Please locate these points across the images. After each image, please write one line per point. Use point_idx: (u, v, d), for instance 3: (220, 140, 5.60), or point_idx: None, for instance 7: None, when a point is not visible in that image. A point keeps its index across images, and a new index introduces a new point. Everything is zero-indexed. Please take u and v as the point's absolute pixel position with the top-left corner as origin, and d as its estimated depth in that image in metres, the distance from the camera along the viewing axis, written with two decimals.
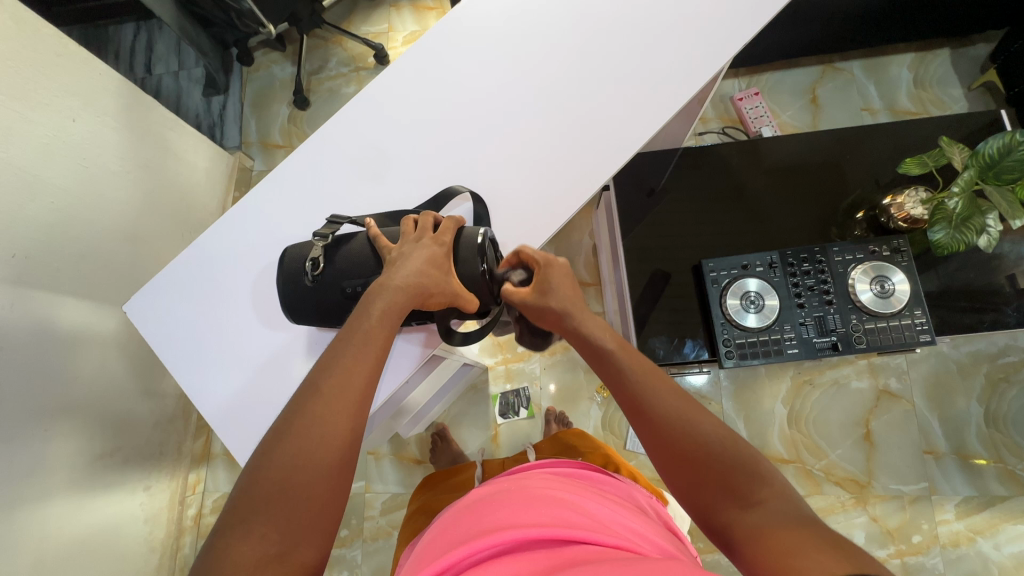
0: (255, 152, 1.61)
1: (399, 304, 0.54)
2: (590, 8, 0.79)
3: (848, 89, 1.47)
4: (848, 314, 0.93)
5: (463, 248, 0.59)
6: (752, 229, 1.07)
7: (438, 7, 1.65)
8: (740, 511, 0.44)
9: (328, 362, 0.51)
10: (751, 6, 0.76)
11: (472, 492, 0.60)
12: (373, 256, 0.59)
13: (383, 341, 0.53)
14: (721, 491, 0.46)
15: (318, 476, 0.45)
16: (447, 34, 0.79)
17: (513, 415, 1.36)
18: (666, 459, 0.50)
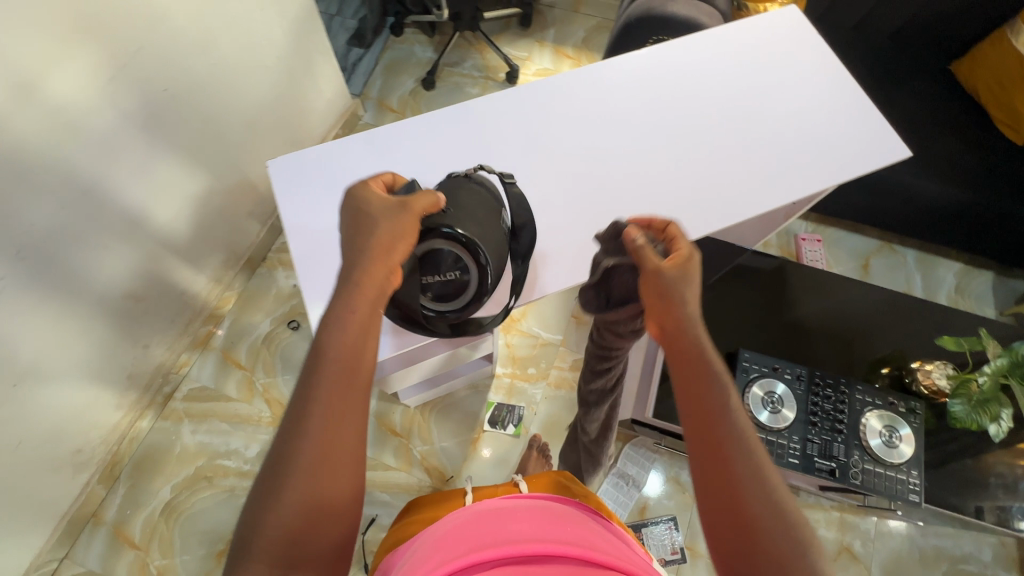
0: (369, 105, 1.72)
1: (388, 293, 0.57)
2: (739, 101, 0.92)
3: (898, 270, 1.60)
4: (852, 449, 0.99)
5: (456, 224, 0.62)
6: (786, 344, 1.15)
7: (576, 58, 1.83)
8: None
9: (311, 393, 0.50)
10: (871, 153, 0.88)
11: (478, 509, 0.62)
12: (373, 216, 0.58)
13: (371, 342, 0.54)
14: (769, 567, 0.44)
15: (353, 438, 0.50)
16: (614, 77, 0.94)
17: (500, 428, 1.38)
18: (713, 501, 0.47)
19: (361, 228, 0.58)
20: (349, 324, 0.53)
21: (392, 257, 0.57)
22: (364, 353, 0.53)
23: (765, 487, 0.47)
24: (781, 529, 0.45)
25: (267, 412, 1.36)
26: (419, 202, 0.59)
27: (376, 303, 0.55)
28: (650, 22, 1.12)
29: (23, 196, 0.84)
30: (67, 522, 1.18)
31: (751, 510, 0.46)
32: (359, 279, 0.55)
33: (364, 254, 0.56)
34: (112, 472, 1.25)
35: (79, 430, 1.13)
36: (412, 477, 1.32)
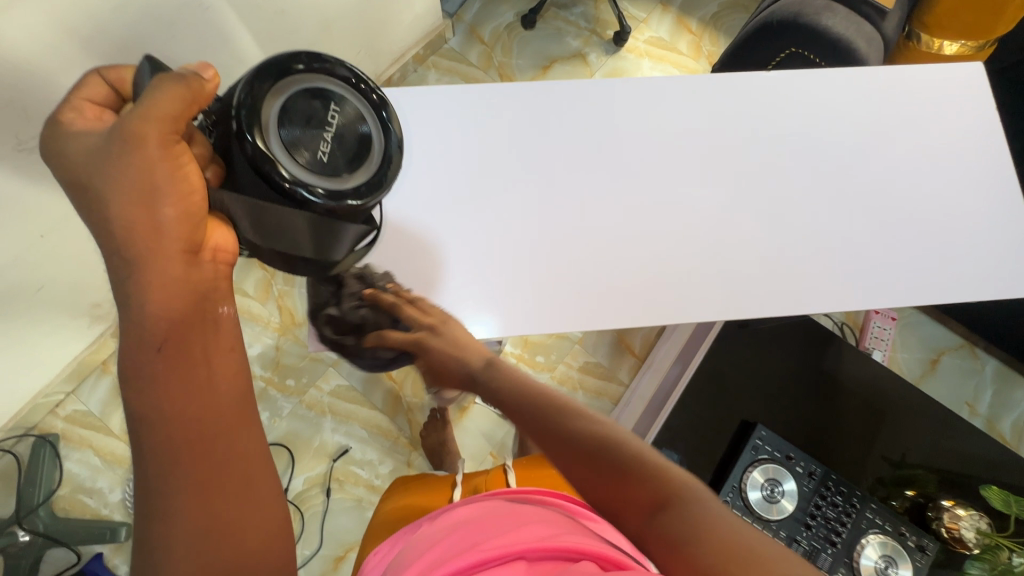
0: (459, 29, 1.58)
1: (192, 217, 0.50)
2: (825, 179, 0.84)
3: (968, 377, 1.42)
4: (838, 565, 0.91)
5: (237, 157, 0.55)
6: (811, 427, 1.04)
7: (697, 36, 1.62)
8: (646, 518, 0.47)
9: (143, 375, 0.46)
10: (988, 288, 0.82)
11: (461, 517, 0.66)
12: (99, 184, 0.47)
13: (183, 289, 0.49)
14: (628, 505, 0.49)
15: (226, 382, 0.49)
16: (714, 109, 0.85)
17: (491, 404, 1.36)
18: (593, 487, 0.53)
19: (102, 219, 0.48)
20: (161, 372, 0.47)
21: (169, 251, 0.49)
22: (203, 381, 0.48)
23: (615, 454, 0.52)
24: (635, 468, 0.51)
25: (276, 318, 1.36)
26: (160, 113, 0.47)
27: (179, 330, 0.48)
28: (795, 32, 0.93)
29: (76, 56, 0.81)
30: (77, 364, 1.26)
31: (615, 488, 0.51)
32: (147, 308, 0.47)
33: (138, 263, 0.48)
34: None
35: (100, 287, 1.16)
36: (392, 424, 1.34)
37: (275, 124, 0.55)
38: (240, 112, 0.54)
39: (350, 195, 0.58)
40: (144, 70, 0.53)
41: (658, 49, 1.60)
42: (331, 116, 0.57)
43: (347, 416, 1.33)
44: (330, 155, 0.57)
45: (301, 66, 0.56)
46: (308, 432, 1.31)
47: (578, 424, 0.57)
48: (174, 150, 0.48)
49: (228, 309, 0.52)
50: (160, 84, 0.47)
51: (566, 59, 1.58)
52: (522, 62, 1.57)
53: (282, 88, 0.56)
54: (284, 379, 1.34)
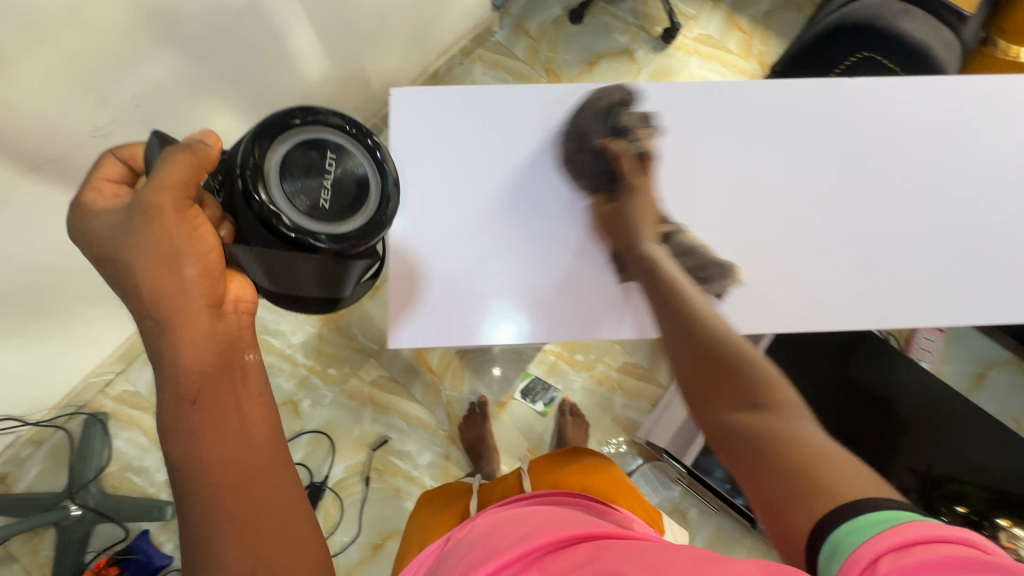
0: (506, 22, 1.56)
1: (211, 273, 0.52)
2: (885, 195, 0.85)
3: (1017, 392, 1.39)
4: None
5: (241, 208, 0.56)
6: (856, 437, 1.06)
7: (747, 34, 1.59)
8: (796, 516, 0.49)
9: (186, 434, 0.49)
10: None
11: (480, 529, 0.65)
12: (124, 254, 0.50)
13: (208, 344, 0.51)
14: (786, 501, 0.50)
15: (259, 431, 0.52)
16: (778, 122, 0.87)
17: (530, 401, 1.36)
18: (750, 481, 0.55)
19: (130, 286, 0.51)
20: (198, 426, 0.50)
21: (196, 306, 0.51)
22: (236, 427, 0.51)
23: (773, 461, 0.54)
24: (790, 471, 0.52)
25: None
26: (172, 180, 0.50)
27: (210, 380, 0.51)
28: (871, 36, 0.91)
29: (155, 44, 0.82)
30: (129, 346, 1.29)
31: (769, 488, 0.52)
32: (180, 365, 0.50)
33: (166, 324, 0.50)
34: None
35: None
36: (431, 417, 1.35)
37: (277, 177, 0.56)
38: (245, 171, 0.55)
39: (353, 238, 0.58)
40: (153, 147, 0.54)
41: (707, 47, 1.57)
42: (329, 164, 0.58)
43: (387, 406, 1.35)
44: (329, 204, 0.58)
45: (297, 119, 0.58)
46: (349, 420, 1.33)
47: (730, 350, 0.65)
48: (188, 213, 0.51)
49: (255, 355, 0.55)
50: (169, 154, 0.51)
51: (613, 56, 1.56)
52: (569, 56, 1.56)
53: (278, 145, 0.57)
54: (326, 367, 1.35)
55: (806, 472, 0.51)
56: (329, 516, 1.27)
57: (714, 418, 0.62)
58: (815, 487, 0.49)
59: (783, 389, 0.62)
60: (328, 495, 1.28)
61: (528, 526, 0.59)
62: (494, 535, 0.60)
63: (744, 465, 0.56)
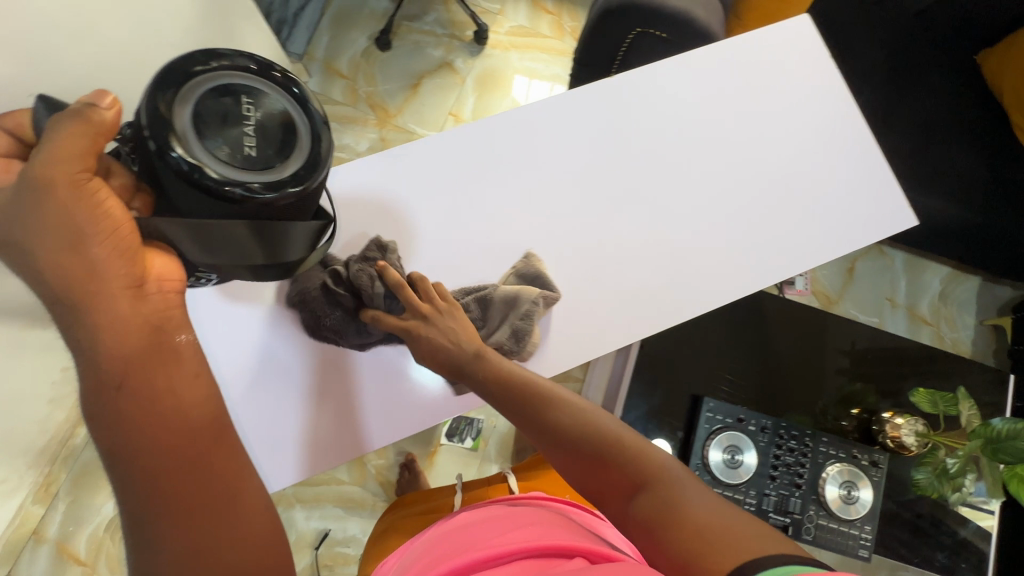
0: (314, 69, 1.48)
1: (129, 245, 0.45)
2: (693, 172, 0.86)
3: (884, 275, 1.52)
4: (808, 503, 0.96)
5: (155, 171, 0.46)
6: (760, 386, 1.06)
7: (556, 15, 1.61)
8: (631, 491, 0.56)
9: (117, 443, 0.43)
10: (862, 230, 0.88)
11: (457, 521, 0.71)
12: (25, 240, 0.42)
13: (141, 330, 0.44)
14: (624, 503, 0.56)
15: (195, 427, 0.45)
16: (574, 127, 0.84)
17: (458, 441, 1.34)
18: (587, 477, 0.60)
19: (33, 275, 0.43)
20: (125, 410, 0.43)
21: (113, 287, 0.43)
22: (170, 413, 0.44)
23: (627, 464, 0.58)
24: (633, 470, 0.57)
25: None
26: (68, 153, 0.42)
27: (138, 367, 0.43)
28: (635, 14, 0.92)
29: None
30: (4, 544, 1.14)
31: (622, 487, 0.57)
32: (103, 353, 0.43)
33: (80, 309, 0.43)
34: (49, 491, 1.20)
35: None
36: (366, 492, 1.30)
37: (192, 132, 0.46)
38: (152, 129, 0.44)
39: (291, 182, 0.48)
40: (41, 115, 0.46)
41: (522, 38, 1.57)
42: (246, 108, 0.48)
43: (317, 500, 1.28)
44: (257, 151, 0.48)
45: (201, 64, 0.46)
46: None
47: (549, 414, 0.65)
48: (90, 189, 0.43)
49: (187, 336, 0.47)
50: (57, 123, 0.41)
51: (433, 72, 1.52)
52: (390, 85, 1.50)
53: (188, 91, 0.46)
54: None
55: (683, 539, 0.48)
56: None
57: (621, 511, 0.57)
58: (698, 545, 0.47)
59: (652, 454, 0.58)
60: None
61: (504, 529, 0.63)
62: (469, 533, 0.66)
63: (643, 535, 0.53)
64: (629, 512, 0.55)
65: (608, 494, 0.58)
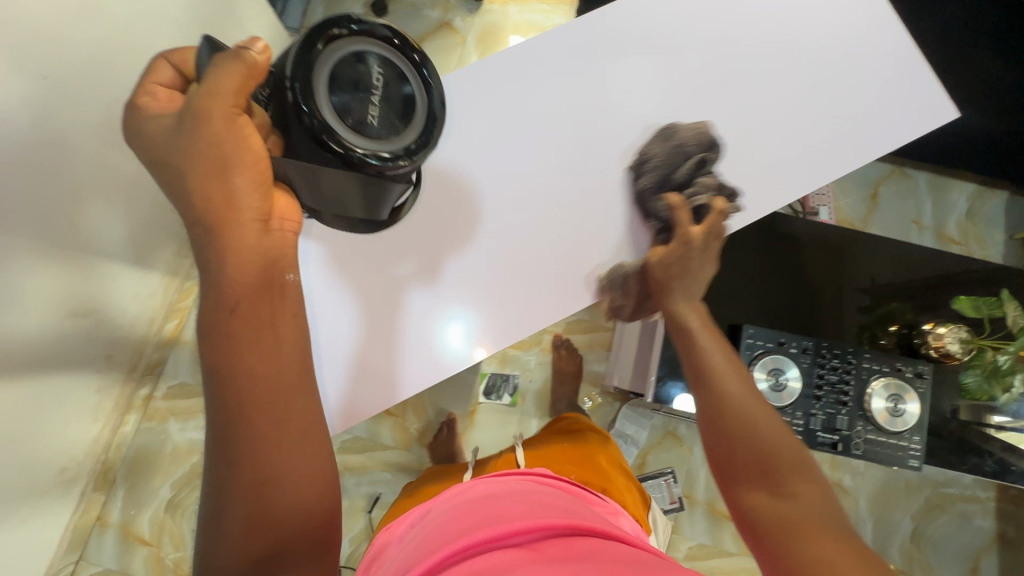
0: None
1: (262, 176, 0.50)
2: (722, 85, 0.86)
3: (908, 198, 1.50)
4: (856, 419, 0.97)
5: (290, 125, 0.52)
6: (797, 312, 1.06)
7: None
8: (768, 497, 0.61)
9: (224, 374, 0.48)
10: (910, 129, 0.87)
11: (486, 491, 0.75)
12: (177, 162, 0.49)
13: (252, 265, 0.50)
14: (762, 510, 0.60)
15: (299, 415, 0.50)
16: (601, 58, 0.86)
17: (496, 398, 1.35)
18: (731, 470, 0.65)
19: (182, 193, 0.49)
20: (235, 333, 0.49)
21: (247, 217, 0.49)
22: (267, 367, 0.49)
23: (760, 462, 0.63)
24: (774, 477, 0.62)
25: None
26: (224, 88, 0.47)
27: (252, 298, 0.49)
28: None
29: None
30: (73, 531, 1.19)
31: (763, 499, 0.61)
32: (224, 275, 0.49)
33: (215, 231, 0.49)
34: (107, 478, 1.24)
35: (60, 453, 1.07)
36: (411, 455, 1.33)
37: (324, 91, 0.52)
38: (294, 84, 0.51)
39: (403, 155, 0.55)
40: (202, 53, 0.50)
41: None
42: (376, 78, 0.54)
43: (366, 465, 1.31)
44: (378, 119, 0.54)
45: (341, 29, 0.52)
46: None
47: (716, 390, 0.69)
48: (240, 123, 0.48)
49: (296, 276, 0.53)
50: (219, 61, 0.47)
51: (433, 34, 1.49)
52: None
53: (326, 60, 0.52)
54: None
55: (810, 558, 0.52)
56: None
57: (741, 501, 0.63)
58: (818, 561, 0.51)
59: (808, 471, 0.61)
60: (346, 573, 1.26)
61: (534, 504, 0.66)
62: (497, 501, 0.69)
63: (765, 545, 0.58)
64: (765, 520, 0.59)
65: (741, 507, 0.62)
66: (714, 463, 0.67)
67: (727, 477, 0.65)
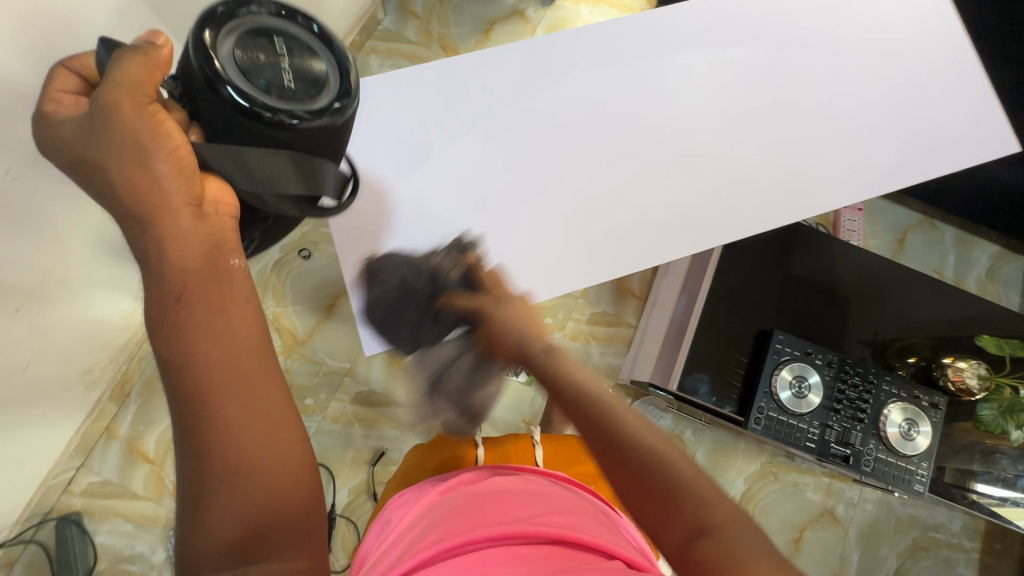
0: (389, 7, 1.51)
1: (186, 162, 0.46)
2: (773, 105, 0.98)
3: (933, 248, 1.55)
4: (869, 437, 1.02)
5: (205, 107, 0.52)
6: (819, 329, 1.11)
7: None
8: (692, 536, 0.47)
9: (173, 336, 0.42)
10: (920, 166, 1.00)
11: (485, 485, 0.71)
12: (94, 157, 0.45)
13: (200, 244, 0.45)
14: (669, 515, 0.50)
15: (267, 387, 0.44)
16: (672, 64, 0.97)
17: (513, 374, 1.38)
18: (629, 495, 0.54)
19: (101, 188, 0.45)
20: (184, 322, 0.42)
21: (176, 204, 0.45)
22: (223, 330, 0.43)
23: (671, 480, 0.52)
24: (686, 491, 0.51)
25: (278, 341, 1.33)
26: (131, 79, 0.46)
27: (197, 280, 0.43)
28: None
29: (33, 113, 0.72)
30: (82, 436, 1.20)
31: (680, 503, 0.50)
32: (166, 263, 0.43)
33: (147, 223, 0.44)
34: (123, 390, 1.25)
35: (88, 352, 1.09)
36: (422, 417, 1.35)
37: (237, 71, 0.52)
38: (205, 71, 0.51)
39: (325, 113, 0.55)
40: (104, 54, 0.51)
41: None
42: (278, 48, 0.54)
43: (376, 419, 1.33)
44: (294, 84, 0.54)
45: (231, 11, 0.53)
46: (340, 444, 1.31)
47: (603, 417, 0.61)
48: (151, 109, 0.46)
49: (241, 261, 0.46)
50: (120, 57, 0.46)
51: (505, 19, 1.54)
52: (462, 29, 1.53)
53: (226, 40, 0.52)
54: (302, 399, 1.31)
55: None
56: (348, 543, 1.25)
57: (675, 544, 0.48)
58: None
59: (727, 504, 0.49)
60: (340, 522, 1.26)
61: (542, 503, 0.64)
62: (498, 498, 0.66)
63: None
64: (679, 529, 0.49)
65: (641, 501, 0.53)
66: (627, 507, 0.54)
67: (627, 490, 0.54)
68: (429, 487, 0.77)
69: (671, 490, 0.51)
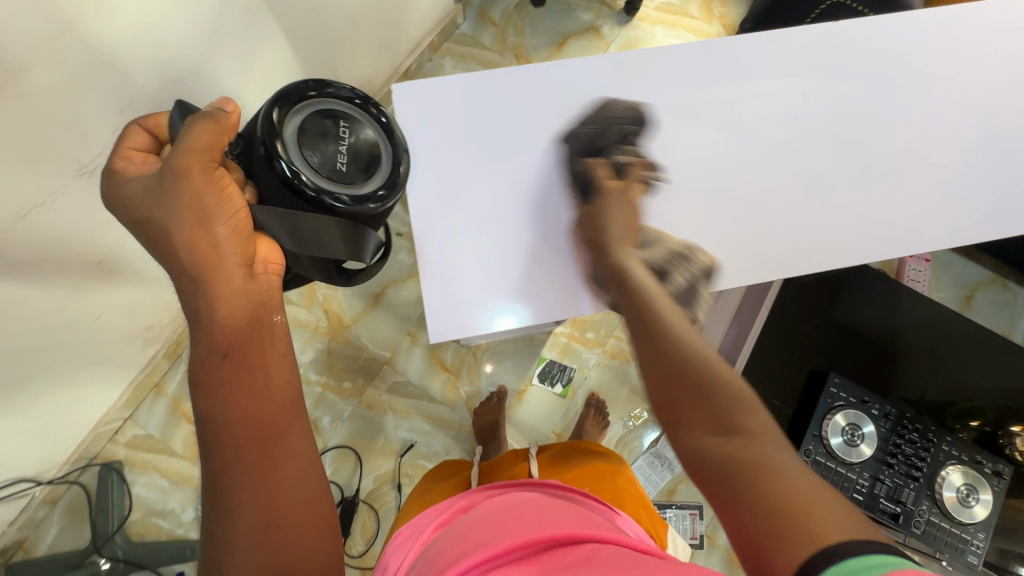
0: (469, 12, 1.55)
1: (243, 229, 0.52)
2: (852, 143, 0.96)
3: (1003, 309, 1.47)
4: (922, 497, 0.96)
5: (261, 173, 0.56)
6: (878, 380, 1.07)
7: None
8: (720, 440, 0.56)
9: (212, 392, 0.50)
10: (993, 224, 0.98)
11: (477, 509, 0.69)
12: (159, 218, 0.50)
13: (242, 302, 0.52)
14: (707, 420, 0.57)
15: (292, 438, 0.52)
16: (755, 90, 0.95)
17: (549, 384, 1.37)
18: (668, 400, 0.60)
19: (165, 246, 0.50)
20: (225, 379, 0.50)
21: (230, 263, 0.51)
22: (262, 387, 0.51)
23: (729, 399, 0.58)
24: (725, 402, 0.58)
25: (324, 322, 1.36)
26: (198, 146, 0.50)
27: (242, 339, 0.51)
28: None
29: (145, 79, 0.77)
30: (134, 389, 1.25)
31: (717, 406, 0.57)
32: (215, 319, 0.51)
33: (202, 283, 0.50)
34: (175, 350, 1.30)
35: (153, 309, 1.14)
36: (453, 415, 1.35)
37: (299, 149, 0.57)
38: (268, 144, 0.55)
39: (373, 195, 0.59)
40: (177, 117, 0.55)
41: (670, 15, 1.60)
42: (342, 133, 0.59)
43: (408, 411, 1.34)
44: (348, 167, 0.59)
45: (308, 94, 0.58)
46: (370, 431, 1.32)
47: (664, 326, 0.65)
48: (218, 176, 0.51)
49: (283, 317, 0.55)
50: (192, 122, 0.50)
51: (579, 34, 1.56)
52: (536, 40, 1.56)
53: (293, 122, 0.57)
54: (341, 382, 1.34)
55: (769, 505, 0.48)
56: (367, 529, 1.26)
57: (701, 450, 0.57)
58: (775, 518, 0.47)
59: (757, 410, 0.57)
60: (362, 507, 1.28)
61: (540, 514, 0.62)
62: (498, 515, 0.64)
63: (724, 498, 0.52)
64: (715, 441, 0.56)
65: (676, 406, 0.60)
66: (657, 408, 0.62)
67: (670, 401, 0.61)
68: (422, 522, 0.77)
69: (710, 400, 0.58)
